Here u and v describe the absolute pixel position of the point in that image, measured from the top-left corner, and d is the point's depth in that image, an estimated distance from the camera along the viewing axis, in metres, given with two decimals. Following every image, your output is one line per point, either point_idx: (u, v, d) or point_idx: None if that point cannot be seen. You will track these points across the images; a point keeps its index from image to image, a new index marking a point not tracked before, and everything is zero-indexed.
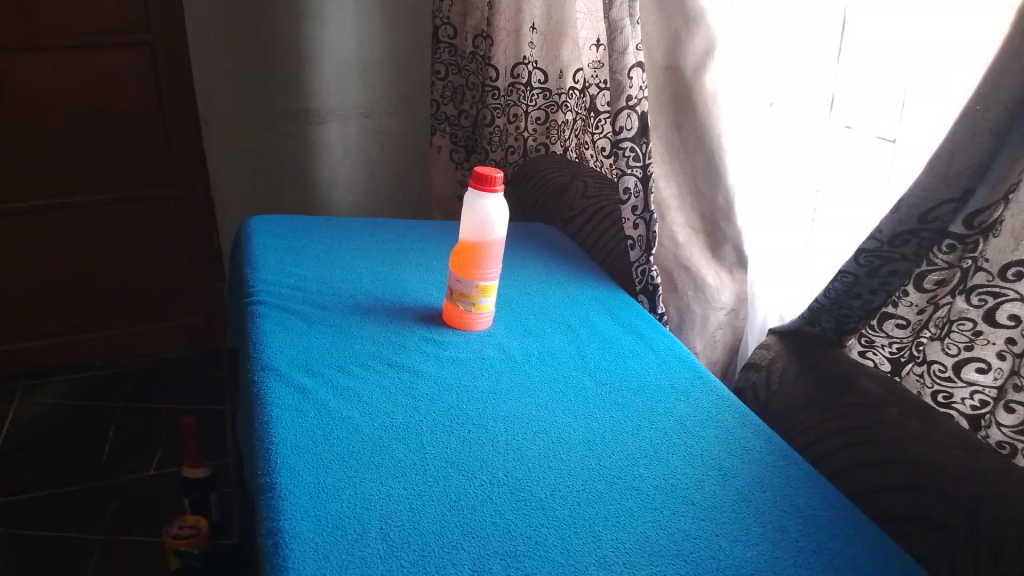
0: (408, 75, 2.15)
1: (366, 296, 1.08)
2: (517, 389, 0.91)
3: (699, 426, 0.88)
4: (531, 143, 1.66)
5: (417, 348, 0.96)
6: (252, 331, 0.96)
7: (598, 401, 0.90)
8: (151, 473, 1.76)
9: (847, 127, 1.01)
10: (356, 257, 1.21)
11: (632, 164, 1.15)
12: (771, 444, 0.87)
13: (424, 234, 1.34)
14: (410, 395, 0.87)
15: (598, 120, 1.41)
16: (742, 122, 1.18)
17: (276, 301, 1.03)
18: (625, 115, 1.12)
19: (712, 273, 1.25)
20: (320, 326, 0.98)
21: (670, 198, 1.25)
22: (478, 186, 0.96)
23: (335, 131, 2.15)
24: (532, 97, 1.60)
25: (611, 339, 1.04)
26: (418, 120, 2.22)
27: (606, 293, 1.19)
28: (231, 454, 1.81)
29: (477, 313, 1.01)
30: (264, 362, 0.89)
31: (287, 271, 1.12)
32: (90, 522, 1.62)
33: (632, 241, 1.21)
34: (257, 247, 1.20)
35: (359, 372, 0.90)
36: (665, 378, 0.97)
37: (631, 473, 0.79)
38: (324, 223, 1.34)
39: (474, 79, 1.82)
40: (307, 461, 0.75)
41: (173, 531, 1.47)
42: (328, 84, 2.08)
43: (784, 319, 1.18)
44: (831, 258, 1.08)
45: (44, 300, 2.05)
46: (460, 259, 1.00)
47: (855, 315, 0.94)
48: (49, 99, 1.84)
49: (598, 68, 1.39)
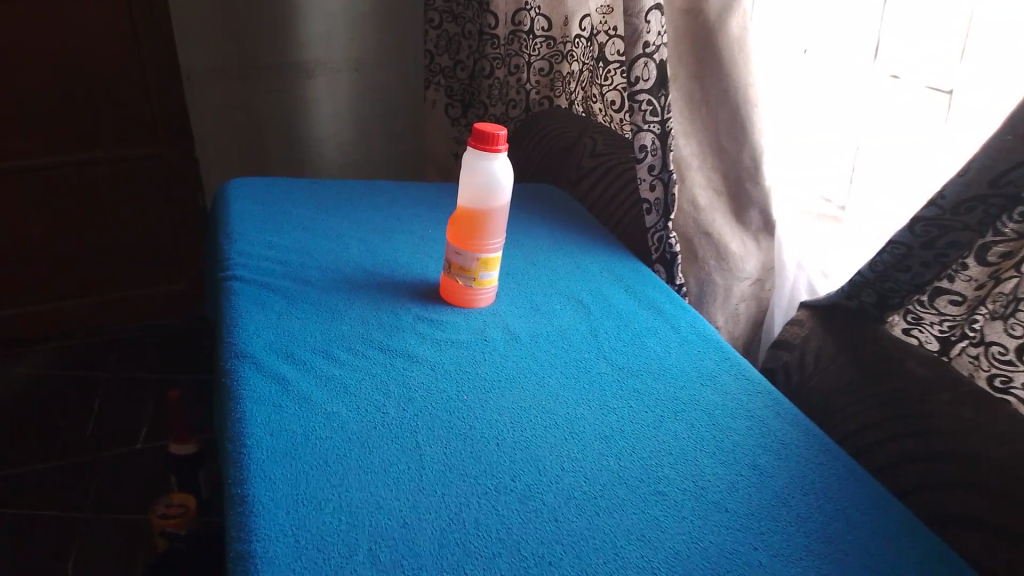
0: (400, 24, 2.03)
1: (354, 269, 0.97)
2: (524, 375, 0.80)
3: (729, 417, 0.78)
4: (533, 96, 1.58)
5: (411, 330, 0.86)
6: (225, 311, 0.85)
7: (615, 389, 0.80)
8: (138, 447, 1.68)
9: (890, 77, 0.90)
10: (343, 224, 1.10)
11: (649, 119, 1.04)
12: (810, 437, 0.77)
13: (417, 199, 1.23)
14: (405, 385, 0.76)
15: (607, 70, 1.30)
16: (771, 73, 1.07)
17: (253, 276, 0.92)
18: (641, 64, 1.01)
19: (736, 240, 1.14)
20: (302, 305, 0.88)
21: (690, 157, 1.13)
22: (480, 146, 0.84)
23: (325, 84, 2.04)
24: (535, 47, 1.50)
25: (627, 317, 0.94)
26: (410, 73, 2.10)
27: (619, 263, 1.09)
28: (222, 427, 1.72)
29: (478, 288, 0.91)
30: (238, 348, 0.79)
31: (267, 241, 1.02)
32: (75, 499, 1.54)
33: (649, 206, 1.10)
34: (235, 214, 1.09)
35: (347, 358, 0.79)
36: (688, 360, 0.87)
37: (657, 475, 0.69)
38: (309, 185, 1.23)
39: (470, 27, 1.70)
40: (284, 467, 0.65)
41: (161, 510, 1.35)
42: (316, 36, 1.97)
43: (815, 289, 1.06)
44: (862, 230, 0.97)
45: (21, 263, 1.94)
46: (460, 227, 0.90)
47: (902, 289, 0.83)
48: (23, 53, 1.71)
49: (607, 14, 1.28)
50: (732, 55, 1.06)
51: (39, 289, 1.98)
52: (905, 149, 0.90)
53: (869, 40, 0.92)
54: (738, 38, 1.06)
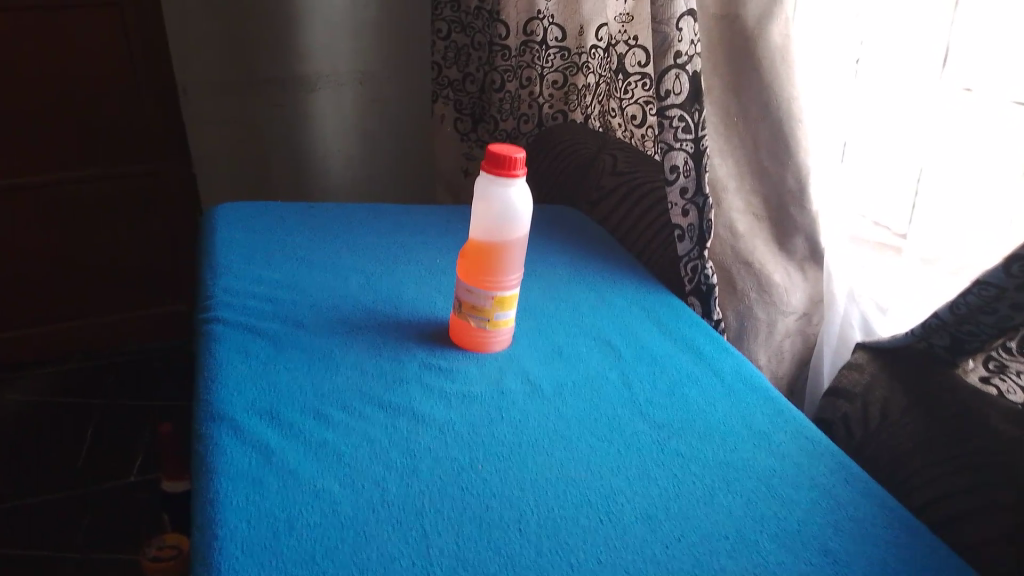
0: (407, 35, 1.93)
1: (353, 308, 0.86)
2: (549, 437, 0.69)
3: (790, 487, 0.67)
4: (547, 110, 1.50)
5: (417, 381, 0.75)
6: (203, 362, 0.74)
7: (655, 454, 0.69)
8: (131, 481, 1.57)
9: (962, 90, 0.79)
10: (341, 253, 0.99)
11: (682, 136, 0.95)
12: (887, 511, 0.66)
13: (425, 223, 1.13)
14: (409, 454, 0.65)
15: (627, 83, 1.22)
16: (819, 85, 0.97)
17: (238, 318, 0.81)
18: (672, 76, 0.93)
19: (780, 271, 1.02)
20: (292, 353, 0.76)
21: (727, 178, 1.02)
22: (495, 171, 0.74)
23: (328, 97, 1.94)
24: (548, 57, 1.41)
25: (663, 362, 0.83)
26: (419, 88, 2.00)
27: (650, 296, 0.98)
28: None
29: (493, 331, 0.80)
30: (215, 408, 0.67)
31: (256, 275, 0.90)
32: (62, 538, 1.42)
33: (681, 232, 1.00)
34: (222, 243, 0.98)
35: (341, 420, 0.68)
36: (736, 415, 0.75)
37: (712, 567, 0.58)
38: (306, 211, 1.12)
39: (480, 38, 1.61)
40: (263, 566, 0.53)
41: (150, 553, 1.24)
42: (320, 46, 1.87)
43: (871, 333, 0.94)
44: (923, 274, 0.86)
45: (12, 287, 1.83)
46: (472, 263, 0.79)
47: (984, 334, 0.71)
48: (13, 66, 1.60)
49: (628, 21, 1.20)
50: (773, 64, 0.95)
51: (29, 313, 1.87)
52: (1000, 173, 0.78)
53: (938, 47, 0.81)
54: (781, 47, 0.95)
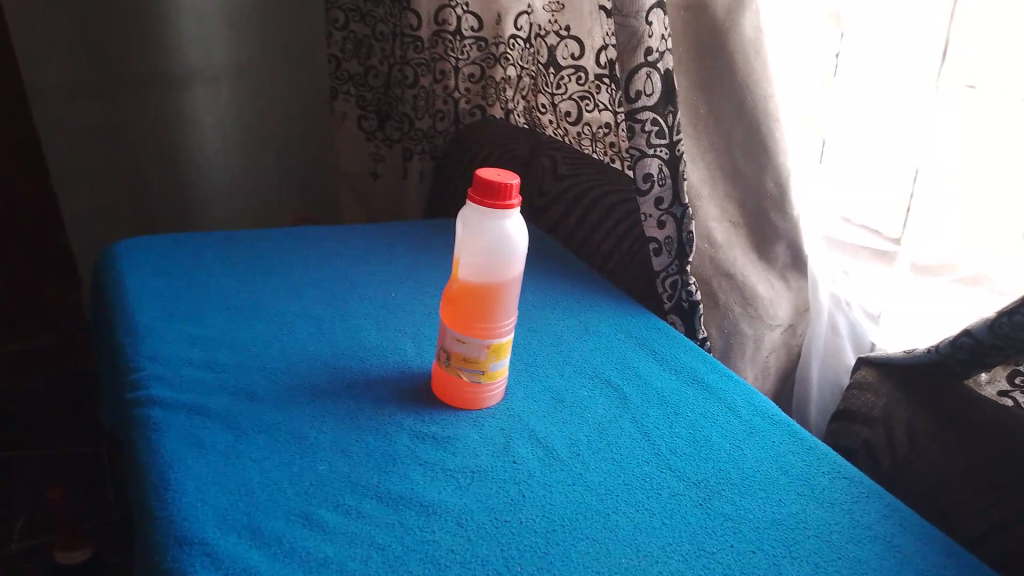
0: (295, 26, 1.75)
1: (313, 367, 0.73)
2: (584, 517, 0.59)
3: (853, 543, 0.60)
4: (462, 105, 1.39)
5: (412, 460, 0.63)
6: (146, 463, 0.59)
7: (702, 521, 0.60)
8: (12, 548, 1.27)
9: (965, 87, 0.74)
10: (281, 297, 0.85)
11: (655, 141, 0.86)
12: (957, 561, 0.60)
13: (367, 251, 1.00)
14: (431, 562, 0.53)
15: (559, 77, 1.12)
16: (796, 82, 0.92)
17: (178, 397, 0.66)
18: (643, 75, 0.83)
19: (763, 283, 0.97)
20: (256, 437, 0.63)
21: (700, 183, 0.95)
22: (489, 202, 0.62)
23: (203, 96, 1.69)
24: (464, 50, 1.30)
25: (673, 401, 0.75)
26: (313, 85, 1.82)
27: (634, 320, 0.90)
28: (116, 512, 1.33)
29: (488, 384, 0.69)
30: (178, 529, 0.53)
31: (187, 335, 0.75)
32: None
33: (657, 246, 0.92)
34: (135, 295, 0.82)
35: (340, 526, 0.55)
36: (767, 461, 0.68)
37: None
38: (224, 244, 0.97)
39: (382, 28, 1.47)
40: None
41: None
42: (191, 36, 1.63)
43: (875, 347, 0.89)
44: (920, 284, 0.82)
45: None
46: (460, 308, 0.67)
47: (1008, 348, 0.66)
48: None
49: (557, 11, 1.09)
50: (747, 59, 0.88)
51: None
52: (1016, 175, 0.72)
53: (935, 41, 0.75)
54: (753, 42, 0.88)
